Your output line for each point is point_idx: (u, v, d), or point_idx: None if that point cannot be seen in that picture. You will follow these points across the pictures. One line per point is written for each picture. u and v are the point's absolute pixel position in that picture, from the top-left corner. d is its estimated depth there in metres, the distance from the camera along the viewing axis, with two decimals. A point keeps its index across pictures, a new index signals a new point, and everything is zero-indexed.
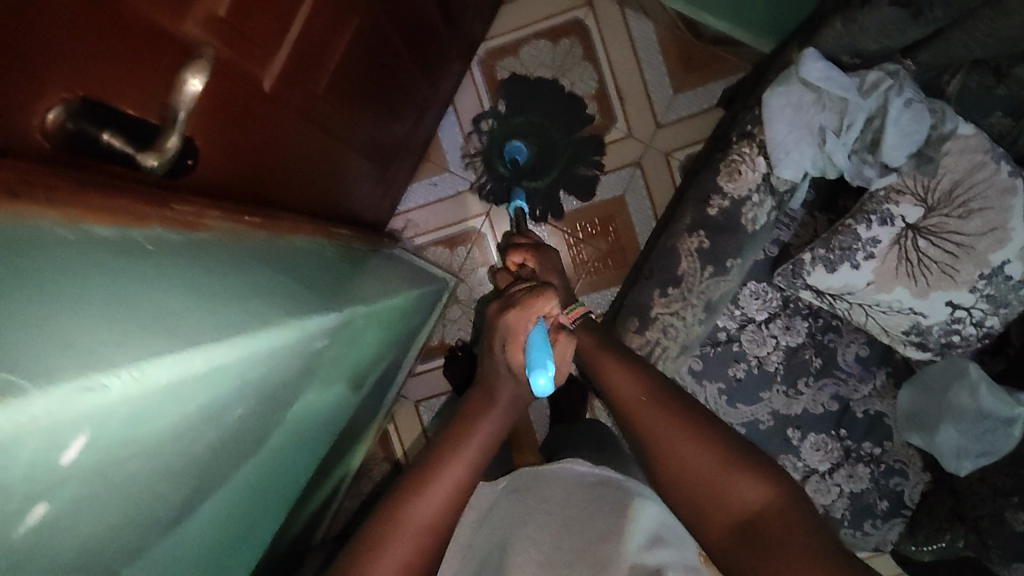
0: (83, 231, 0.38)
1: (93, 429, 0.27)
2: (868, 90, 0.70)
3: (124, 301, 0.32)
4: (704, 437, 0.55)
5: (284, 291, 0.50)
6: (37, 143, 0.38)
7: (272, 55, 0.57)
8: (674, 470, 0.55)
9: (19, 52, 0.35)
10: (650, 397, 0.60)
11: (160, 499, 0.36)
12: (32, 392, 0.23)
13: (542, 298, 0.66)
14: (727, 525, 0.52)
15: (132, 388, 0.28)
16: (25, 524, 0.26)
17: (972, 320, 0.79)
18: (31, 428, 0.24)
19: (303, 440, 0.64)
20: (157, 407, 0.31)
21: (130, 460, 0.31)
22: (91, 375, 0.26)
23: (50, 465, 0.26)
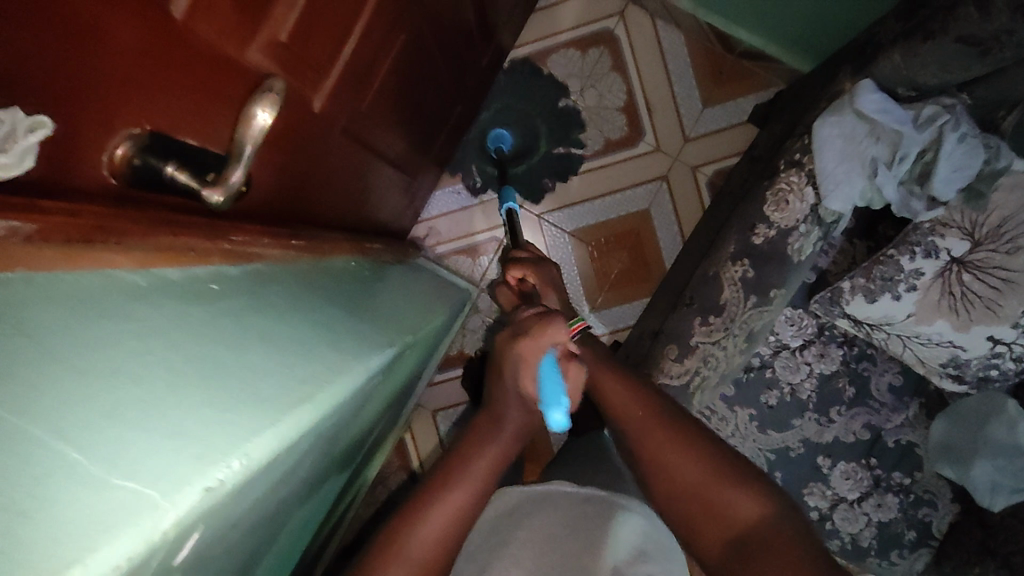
0: (154, 274, 0.38)
1: (203, 528, 0.29)
2: (923, 124, 0.69)
3: (209, 366, 0.33)
4: (706, 456, 0.56)
5: (331, 328, 0.49)
6: (104, 179, 0.38)
7: (323, 76, 0.57)
8: (667, 487, 0.57)
9: (94, 90, 0.36)
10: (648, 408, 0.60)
11: (227, 556, 0.34)
12: (160, 506, 0.26)
13: (551, 327, 0.58)
14: (723, 544, 0.55)
15: (239, 475, 0.31)
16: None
17: (1013, 355, 0.78)
18: (160, 542, 0.26)
19: (341, 466, 0.63)
20: (248, 489, 0.33)
21: (222, 537, 0.32)
22: (208, 473, 0.29)
23: (167, 567, 0.28)
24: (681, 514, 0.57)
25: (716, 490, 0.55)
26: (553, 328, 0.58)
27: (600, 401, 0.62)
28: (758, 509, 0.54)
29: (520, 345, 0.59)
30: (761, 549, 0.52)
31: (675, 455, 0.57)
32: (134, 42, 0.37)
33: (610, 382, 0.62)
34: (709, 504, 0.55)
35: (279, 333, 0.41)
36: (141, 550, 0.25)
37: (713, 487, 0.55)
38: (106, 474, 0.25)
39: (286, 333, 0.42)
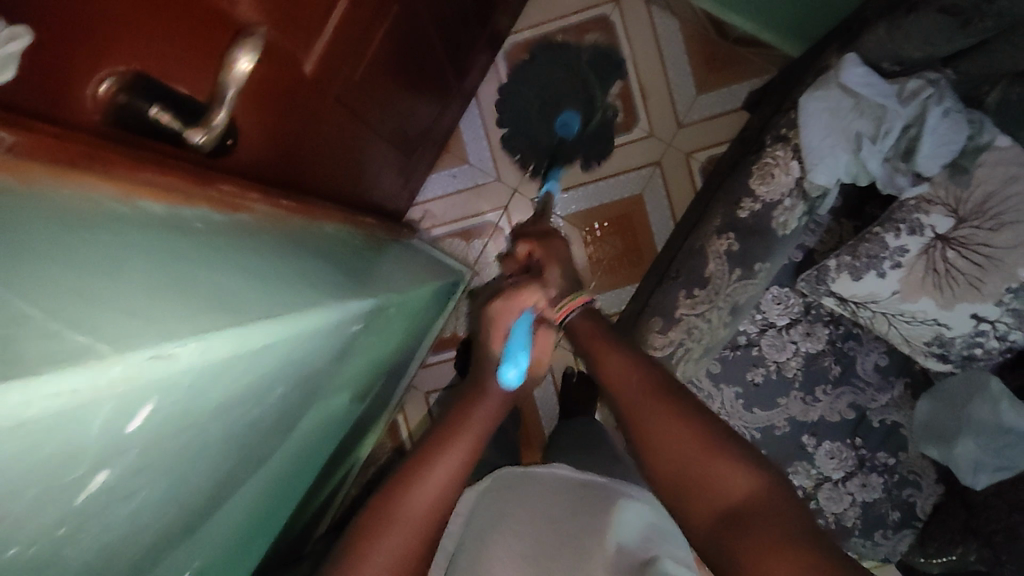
0: (139, 208, 0.39)
1: (158, 397, 0.28)
2: (907, 98, 0.70)
3: (180, 279, 0.33)
4: (702, 427, 0.51)
5: (316, 276, 0.50)
6: (90, 117, 0.39)
7: (315, 39, 0.57)
8: (654, 456, 0.52)
9: (84, 11, 0.36)
10: (643, 384, 0.56)
11: (192, 473, 0.35)
12: (108, 357, 0.24)
13: (525, 292, 0.69)
14: (707, 516, 0.47)
15: (197, 359, 0.29)
16: (86, 491, 0.27)
17: (996, 334, 0.78)
18: (108, 394, 0.25)
19: (324, 428, 0.64)
20: (211, 383, 0.31)
21: (183, 434, 0.32)
22: (163, 343, 0.27)
23: (116, 433, 0.27)
24: (667, 484, 0.51)
25: (704, 458, 0.49)
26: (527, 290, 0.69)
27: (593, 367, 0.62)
28: (752, 480, 0.47)
29: (496, 306, 0.69)
30: (756, 522, 0.44)
31: (665, 423, 0.52)
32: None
33: (609, 359, 0.61)
34: (697, 471, 0.49)
35: (260, 268, 0.42)
36: (85, 391, 0.24)
37: (702, 454, 0.49)
38: (60, 327, 0.24)
39: (275, 275, 0.43)
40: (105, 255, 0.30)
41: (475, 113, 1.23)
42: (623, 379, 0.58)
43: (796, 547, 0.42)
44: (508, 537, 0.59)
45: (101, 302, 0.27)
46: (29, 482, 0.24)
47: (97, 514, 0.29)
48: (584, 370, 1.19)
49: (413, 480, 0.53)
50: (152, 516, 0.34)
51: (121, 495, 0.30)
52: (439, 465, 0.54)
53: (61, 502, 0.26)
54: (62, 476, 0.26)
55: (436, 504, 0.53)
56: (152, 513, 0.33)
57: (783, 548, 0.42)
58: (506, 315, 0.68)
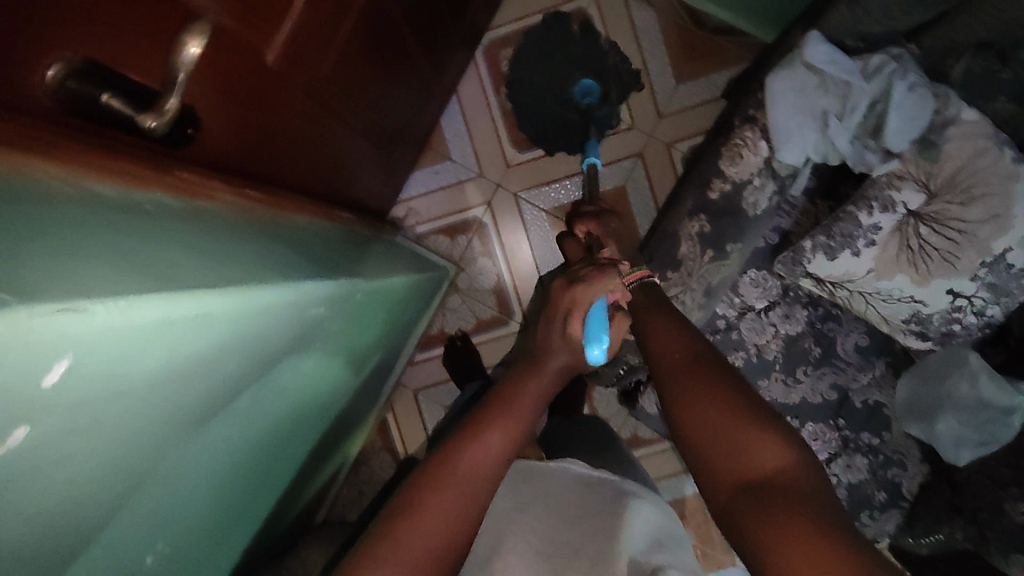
0: (85, 189, 0.40)
1: (76, 353, 0.28)
2: (871, 73, 0.72)
3: (117, 252, 0.33)
4: (740, 402, 0.51)
5: (278, 260, 0.50)
6: (39, 103, 0.40)
7: (277, 30, 0.58)
8: (688, 422, 0.52)
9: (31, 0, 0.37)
10: (688, 353, 0.56)
11: (132, 444, 0.35)
12: (11, 306, 0.24)
13: (608, 276, 0.61)
14: (731, 485, 0.48)
15: (116, 318, 0.29)
16: (6, 446, 0.27)
17: (973, 309, 0.77)
18: (17, 340, 0.25)
19: (294, 419, 0.64)
20: (142, 344, 0.32)
21: (116, 401, 0.32)
22: (75, 298, 0.27)
23: (33, 386, 0.27)
24: (700, 451, 0.51)
25: (742, 430, 0.49)
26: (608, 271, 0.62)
27: (641, 333, 0.62)
28: (780, 455, 0.47)
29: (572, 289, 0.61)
30: (776, 498, 0.45)
31: (705, 392, 0.52)
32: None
33: (659, 326, 0.60)
34: (732, 442, 0.49)
35: (210, 247, 0.42)
36: None
37: (735, 428, 0.49)
38: None
39: (228, 256, 0.43)
40: (36, 223, 0.30)
41: (456, 109, 1.24)
42: (669, 347, 0.58)
43: (822, 521, 0.42)
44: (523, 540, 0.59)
45: (23, 260, 0.27)
46: None
47: (29, 473, 0.29)
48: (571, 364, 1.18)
49: (464, 445, 0.52)
50: (90, 485, 0.34)
51: (55, 455, 0.30)
52: (490, 432, 0.53)
53: None
54: None
55: (488, 470, 0.52)
56: (92, 481, 0.34)
57: (804, 528, 0.42)
58: (588, 293, 0.60)
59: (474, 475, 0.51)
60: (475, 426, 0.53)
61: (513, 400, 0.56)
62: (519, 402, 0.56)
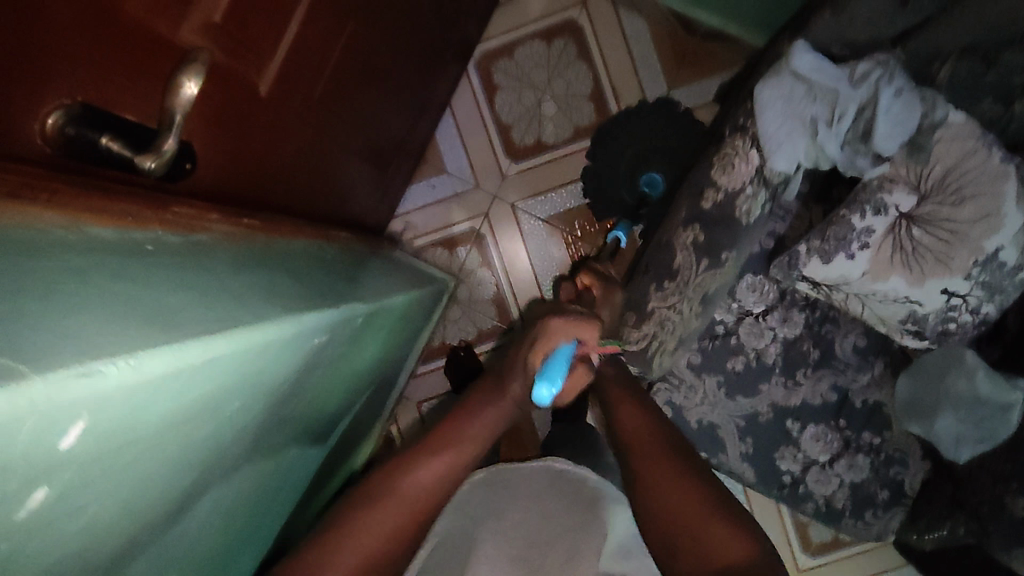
0: (85, 231, 0.41)
1: (90, 415, 0.29)
2: (858, 80, 0.72)
3: (121, 300, 0.34)
4: (699, 490, 0.57)
5: (277, 293, 0.51)
6: (39, 149, 0.41)
7: (268, 60, 0.59)
8: (654, 502, 0.57)
9: (28, 53, 0.38)
10: (651, 437, 0.63)
11: (143, 488, 0.36)
12: (26, 378, 0.25)
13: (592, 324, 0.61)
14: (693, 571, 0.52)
15: (127, 377, 0.30)
16: (27, 507, 0.28)
17: (968, 308, 0.78)
18: (28, 410, 0.26)
19: (298, 441, 0.64)
20: (151, 395, 0.32)
21: (129, 450, 0.33)
22: (86, 361, 0.28)
23: (49, 449, 0.28)
24: (660, 533, 0.55)
25: (699, 513, 0.55)
26: (590, 323, 0.62)
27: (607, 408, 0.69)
28: (741, 548, 0.52)
29: (553, 321, 0.62)
30: None
31: (672, 479, 0.58)
32: (67, 18, 0.39)
33: (629, 415, 0.66)
34: (697, 534, 0.53)
35: (212, 286, 0.43)
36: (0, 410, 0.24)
37: (700, 521, 0.54)
38: None
39: (229, 293, 0.44)
40: (40, 282, 0.31)
41: (450, 122, 1.25)
42: (636, 430, 0.64)
43: None
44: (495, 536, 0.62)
45: (32, 320, 0.28)
46: None
47: (46, 529, 0.30)
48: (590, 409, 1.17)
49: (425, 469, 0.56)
50: (106, 531, 0.35)
51: (70, 509, 0.31)
52: (438, 456, 0.55)
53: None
54: None
55: (437, 489, 0.55)
56: (107, 529, 0.35)
57: None
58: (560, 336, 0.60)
59: (421, 493, 0.54)
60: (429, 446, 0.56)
61: (463, 425, 0.58)
62: (470, 426, 0.58)
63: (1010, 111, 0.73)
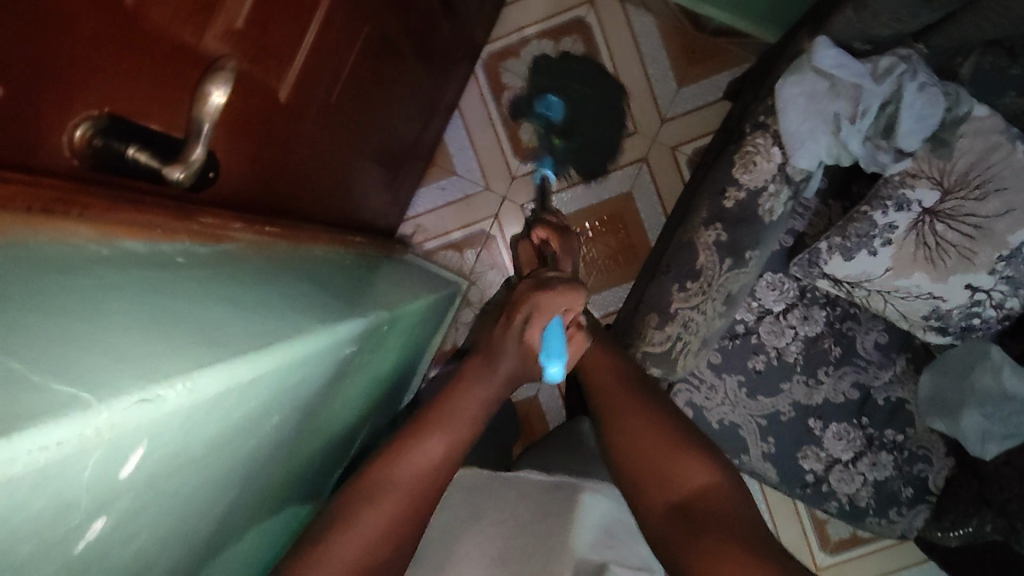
0: (117, 245, 0.40)
1: (149, 440, 0.28)
2: (882, 75, 0.72)
3: (164, 318, 0.33)
4: (671, 429, 0.59)
5: (305, 303, 0.50)
6: (67, 162, 0.40)
7: (288, 65, 0.58)
8: (627, 447, 0.59)
9: (62, 67, 0.37)
10: (621, 382, 0.65)
11: (184, 510, 0.35)
12: (94, 407, 0.24)
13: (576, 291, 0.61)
14: (666, 509, 0.55)
15: (184, 400, 0.29)
16: (85, 538, 0.28)
17: (992, 303, 0.77)
18: (96, 443, 0.25)
19: (325, 451, 0.63)
20: (204, 414, 0.32)
21: (178, 473, 0.32)
22: (147, 387, 0.27)
23: (111, 477, 0.27)
24: (633, 478, 0.58)
25: (669, 453, 0.57)
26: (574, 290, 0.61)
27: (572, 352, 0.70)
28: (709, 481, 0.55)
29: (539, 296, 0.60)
30: (705, 519, 0.52)
31: (643, 421, 0.60)
32: (98, 30, 0.39)
33: (595, 363, 0.67)
34: (667, 471, 0.56)
35: (246, 299, 0.42)
36: (73, 442, 0.24)
37: (670, 459, 0.57)
38: (43, 379, 0.24)
39: (263, 306, 0.43)
40: (83, 304, 0.30)
41: (459, 124, 1.24)
42: (606, 375, 0.66)
43: (745, 542, 0.49)
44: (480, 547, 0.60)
45: (84, 345, 0.27)
46: (22, 533, 0.24)
47: (98, 559, 0.30)
48: None
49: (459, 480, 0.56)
50: (151, 554, 0.34)
51: (122, 537, 0.31)
52: (434, 437, 0.54)
53: (60, 553, 0.27)
54: (55, 527, 0.26)
55: (426, 470, 0.53)
56: (153, 552, 0.34)
57: (732, 548, 0.49)
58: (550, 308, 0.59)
59: (418, 477, 0.53)
60: (422, 427, 0.55)
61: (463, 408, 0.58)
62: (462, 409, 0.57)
63: None
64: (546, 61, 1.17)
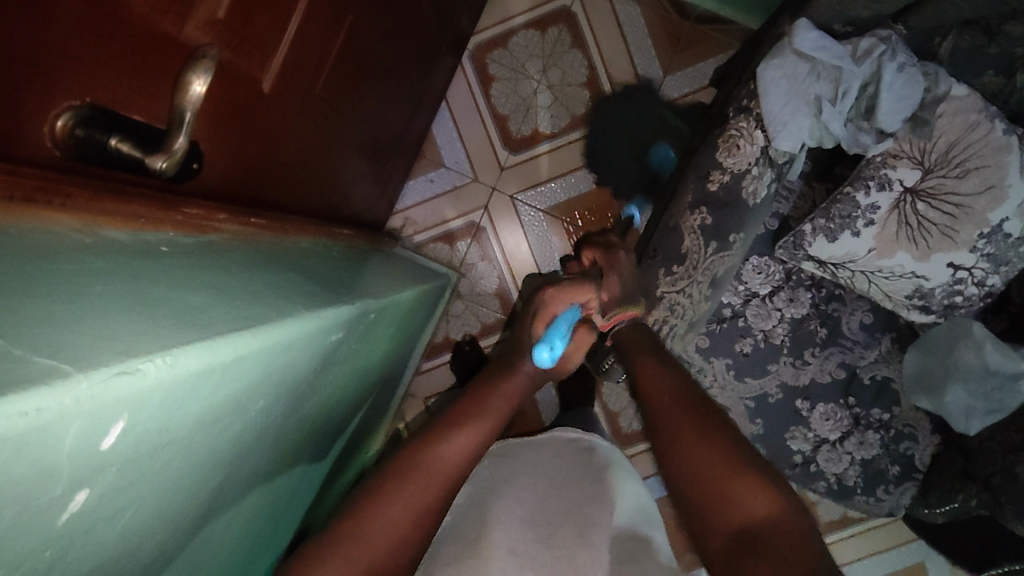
0: (100, 233, 0.41)
1: (129, 416, 0.29)
2: (862, 57, 0.73)
3: (145, 300, 0.33)
4: (729, 450, 0.54)
5: (290, 292, 0.50)
6: (49, 152, 0.40)
7: (271, 55, 0.58)
8: (680, 472, 0.56)
9: (43, 57, 0.37)
10: (674, 401, 0.61)
11: (168, 490, 0.36)
12: (73, 377, 0.25)
13: (583, 288, 0.69)
14: (725, 537, 0.50)
15: (164, 375, 0.29)
16: (69, 510, 0.28)
17: (974, 281, 0.78)
18: (76, 413, 0.25)
19: (313, 440, 0.64)
20: (187, 392, 0.32)
21: (161, 453, 0.33)
22: (126, 361, 0.27)
23: (92, 451, 0.27)
24: (694, 500, 0.54)
25: (731, 479, 0.52)
26: (586, 289, 0.69)
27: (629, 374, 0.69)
28: (768, 504, 0.49)
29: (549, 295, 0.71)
30: (762, 544, 0.47)
31: (697, 441, 0.56)
32: (77, 19, 0.39)
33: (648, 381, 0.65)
34: (722, 493, 0.52)
35: (231, 287, 0.43)
36: (53, 413, 0.24)
37: (726, 482, 0.52)
38: (24, 353, 0.24)
39: (245, 294, 0.43)
40: (61, 287, 0.30)
41: (446, 116, 1.24)
42: (659, 397, 0.63)
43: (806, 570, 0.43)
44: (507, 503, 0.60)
45: (66, 324, 0.28)
46: (4, 502, 0.24)
47: (80, 535, 0.30)
48: (603, 403, 1.17)
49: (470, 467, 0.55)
50: (137, 532, 0.35)
51: (106, 515, 0.31)
52: (457, 434, 0.56)
53: (44, 524, 0.27)
54: (38, 496, 0.26)
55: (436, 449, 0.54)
56: (137, 532, 0.35)
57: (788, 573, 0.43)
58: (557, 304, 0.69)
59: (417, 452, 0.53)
60: (451, 424, 0.57)
61: (481, 402, 0.60)
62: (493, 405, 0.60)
63: (1011, 83, 0.74)
64: (607, 101, 1.19)
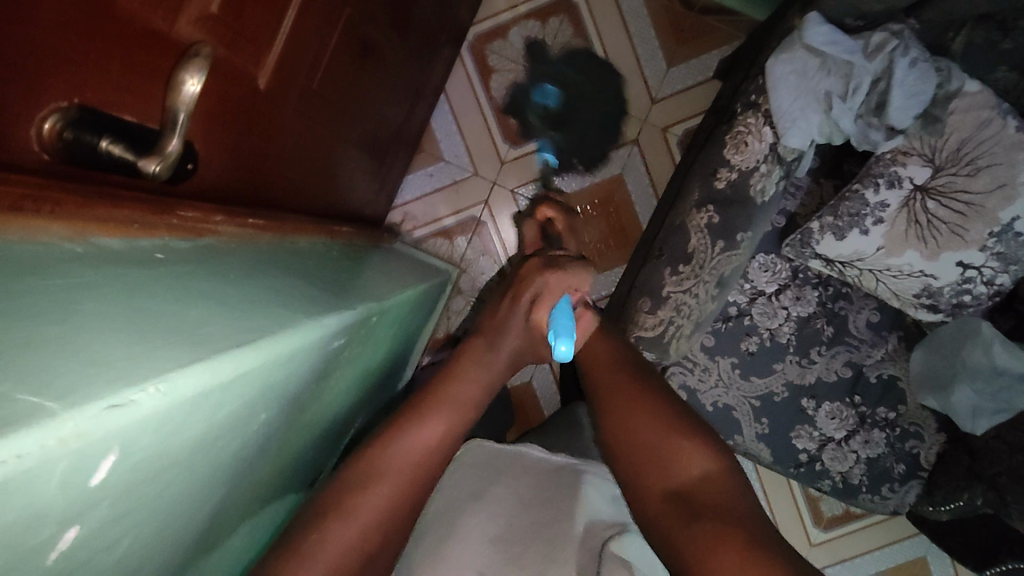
0: (90, 241, 0.39)
1: (122, 446, 0.27)
2: (873, 52, 0.72)
3: (139, 317, 0.32)
4: (664, 413, 0.58)
5: (288, 297, 0.48)
6: (36, 156, 0.39)
7: (265, 51, 0.56)
8: (619, 433, 0.58)
9: (27, 58, 0.36)
10: (620, 371, 0.63)
11: (166, 513, 0.34)
12: (59, 416, 0.23)
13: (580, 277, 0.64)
14: (659, 492, 0.53)
15: (158, 404, 0.28)
16: (58, 549, 0.27)
17: (983, 279, 0.77)
18: (64, 450, 0.24)
19: (316, 445, 0.63)
20: (182, 417, 0.30)
21: (158, 478, 0.31)
22: (119, 391, 0.26)
23: (81, 487, 0.26)
24: (627, 458, 0.57)
25: (668, 439, 0.55)
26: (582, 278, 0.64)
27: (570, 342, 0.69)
28: (698, 460, 0.54)
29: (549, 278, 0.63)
30: (694, 499, 0.51)
31: (636, 407, 0.59)
32: (60, 18, 0.37)
33: (591, 344, 0.67)
34: (657, 452, 0.55)
35: (231, 296, 0.41)
36: (35, 454, 0.22)
37: (663, 440, 0.56)
38: (7, 388, 0.23)
39: (244, 302, 0.42)
40: (51, 308, 0.28)
41: (446, 109, 1.22)
42: (605, 365, 0.64)
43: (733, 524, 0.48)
44: (476, 522, 0.59)
45: (53, 349, 0.26)
46: None
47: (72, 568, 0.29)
48: None
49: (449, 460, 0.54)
50: (136, 554, 0.34)
51: (100, 545, 0.30)
52: (428, 423, 0.54)
53: (34, 564, 0.26)
54: (25, 541, 0.25)
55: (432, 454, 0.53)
56: (136, 555, 0.34)
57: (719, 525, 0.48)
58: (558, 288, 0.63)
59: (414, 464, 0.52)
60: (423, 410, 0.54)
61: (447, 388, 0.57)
62: (459, 389, 0.57)
63: None
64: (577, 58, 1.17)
